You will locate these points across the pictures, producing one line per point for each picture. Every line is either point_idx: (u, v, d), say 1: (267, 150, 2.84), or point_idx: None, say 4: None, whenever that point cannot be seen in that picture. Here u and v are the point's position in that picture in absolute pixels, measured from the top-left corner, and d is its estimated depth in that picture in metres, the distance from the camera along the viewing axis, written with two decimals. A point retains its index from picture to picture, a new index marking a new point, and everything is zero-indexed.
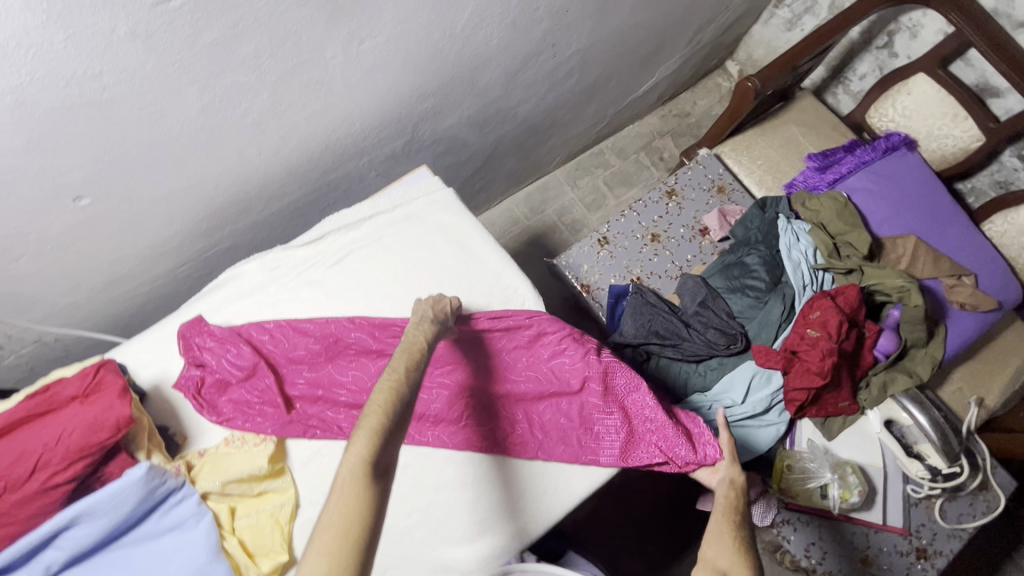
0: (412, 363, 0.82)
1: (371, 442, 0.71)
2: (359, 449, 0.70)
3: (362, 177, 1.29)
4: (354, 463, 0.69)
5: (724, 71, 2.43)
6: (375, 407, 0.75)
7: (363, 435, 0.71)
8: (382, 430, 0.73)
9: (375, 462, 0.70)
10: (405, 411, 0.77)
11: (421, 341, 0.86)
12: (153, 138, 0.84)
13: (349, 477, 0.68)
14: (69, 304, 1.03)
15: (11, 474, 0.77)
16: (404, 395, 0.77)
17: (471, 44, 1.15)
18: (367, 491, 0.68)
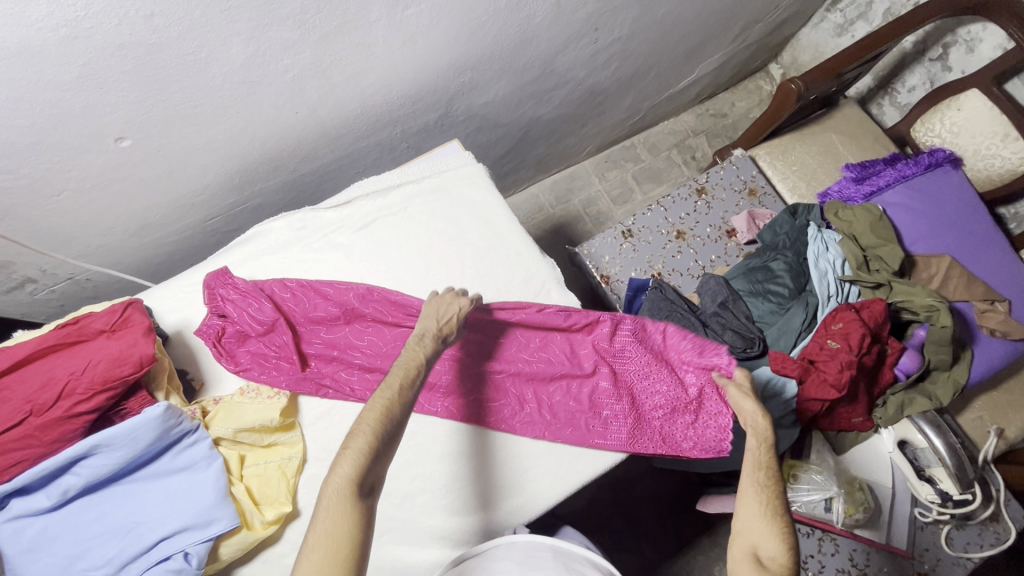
0: (407, 385, 0.82)
1: (357, 462, 0.72)
2: (344, 468, 0.72)
3: (393, 147, 1.30)
4: (339, 484, 0.70)
5: (767, 73, 2.38)
6: (359, 429, 0.75)
7: (351, 455, 0.72)
8: (371, 451, 0.73)
9: (361, 480, 0.71)
10: (394, 431, 0.77)
11: (418, 360, 0.85)
12: (197, 86, 0.85)
13: (337, 496, 0.69)
14: (102, 245, 1.06)
15: (37, 399, 0.80)
16: (394, 416, 0.77)
17: (514, 20, 1.14)
18: (354, 508, 0.69)
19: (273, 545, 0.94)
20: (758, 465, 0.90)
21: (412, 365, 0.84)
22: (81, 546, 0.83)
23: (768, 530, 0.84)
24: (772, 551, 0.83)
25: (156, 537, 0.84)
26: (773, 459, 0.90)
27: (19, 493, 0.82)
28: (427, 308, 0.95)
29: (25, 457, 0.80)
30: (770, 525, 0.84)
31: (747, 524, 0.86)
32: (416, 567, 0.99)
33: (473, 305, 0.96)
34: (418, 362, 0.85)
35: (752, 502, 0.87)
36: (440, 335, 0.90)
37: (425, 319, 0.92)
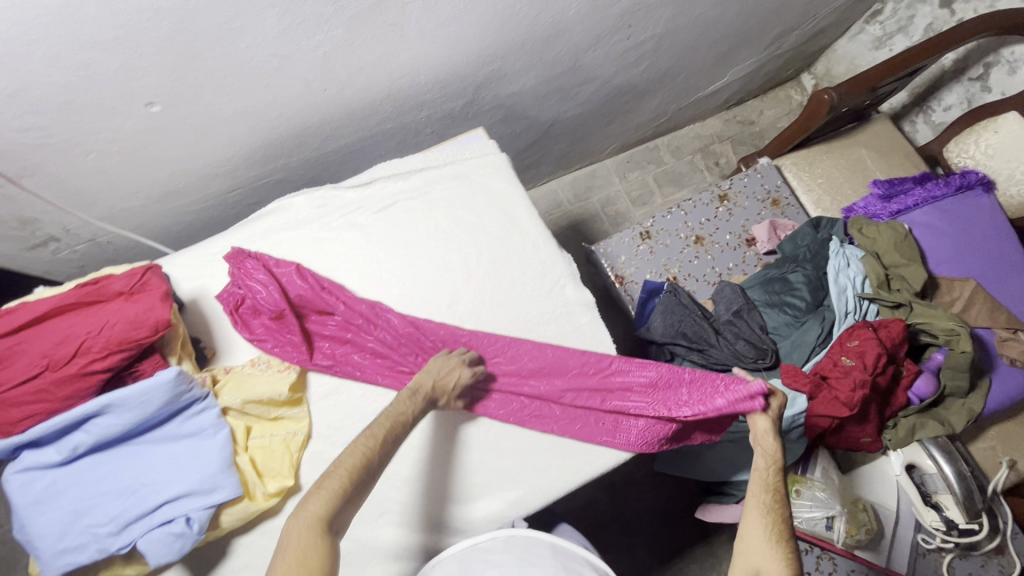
0: (390, 433, 0.84)
1: (329, 501, 0.75)
2: (315, 506, 0.74)
3: (417, 132, 1.31)
4: (308, 518, 0.74)
5: (798, 83, 2.34)
6: (337, 469, 0.78)
7: (324, 493, 0.75)
8: (344, 493, 0.76)
9: (330, 519, 0.75)
10: (370, 478, 0.80)
11: (405, 408, 0.88)
12: (229, 55, 0.85)
13: (308, 532, 0.73)
14: (125, 209, 1.07)
15: (54, 355, 0.81)
16: (373, 464, 0.81)
17: (548, 11, 1.13)
18: (321, 545, 0.72)
19: (273, 517, 0.95)
20: (766, 487, 0.93)
21: (402, 414, 0.87)
22: (88, 502, 0.84)
23: (772, 554, 0.87)
24: None
25: (161, 499, 0.85)
26: (781, 483, 0.94)
27: (31, 445, 0.83)
28: (431, 364, 0.98)
29: (39, 411, 0.81)
30: (774, 549, 0.87)
31: (749, 546, 0.89)
32: (412, 551, 0.99)
33: (473, 375, 0.98)
34: (399, 413, 0.87)
35: (757, 523, 0.89)
36: (433, 394, 0.94)
37: (423, 373, 0.95)
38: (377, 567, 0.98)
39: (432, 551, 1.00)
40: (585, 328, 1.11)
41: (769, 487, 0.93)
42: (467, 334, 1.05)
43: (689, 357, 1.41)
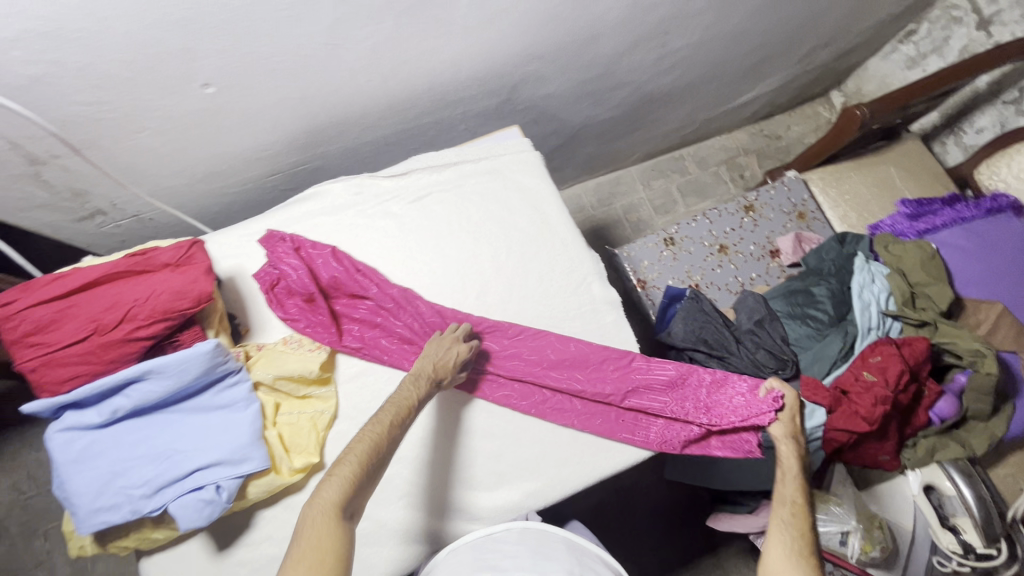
0: (398, 422, 0.86)
1: (341, 489, 0.78)
2: (331, 493, 0.77)
3: (451, 128, 1.34)
4: (324, 507, 0.76)
5: (827, 100, 2.34)
6: (352, 456, 0.81)
7: (336, 481, 0.78)
8: (355, 480, 0.79)
9: (344, 505, 0.77)
10: (381, 462, 0.83)
11: (413, 396, 0.89)
12: (284, 41, 0.88)
13: (324, 518, 0.75)
14: (170, 187, 1.11)
15: (102, 320, 0.84)
16: (382, 451, 0.83)
17: (589, 14, 1.15)
18: (336, 531, 0.75)
19: (296, 492, 0.98)
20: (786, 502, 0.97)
21: (408, 401, 0.89)
22: (123, 465, 0.86)
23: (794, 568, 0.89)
24: None
25: (193, 467, 0.88)
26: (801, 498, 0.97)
27: (73, 407, 0.86)
28: (427, 347, 0.98)
29: (84, 373, 0.84)
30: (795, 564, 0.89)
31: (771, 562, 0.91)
32: (429, 535, 1.01)
33: (470, 351, 0.99)
34: (403, 405, 0.88)
35: (777, 537, 0.92)
36: (435, 379, 0.94)
37: (422, 359, 0.95)
38: (394, 549, 1.00)
39: (448, 536, 1.02)
40: (609, 326, 1.12)
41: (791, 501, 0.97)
42: (495, 323, 1.08)
43: (709, 363, 1.42)
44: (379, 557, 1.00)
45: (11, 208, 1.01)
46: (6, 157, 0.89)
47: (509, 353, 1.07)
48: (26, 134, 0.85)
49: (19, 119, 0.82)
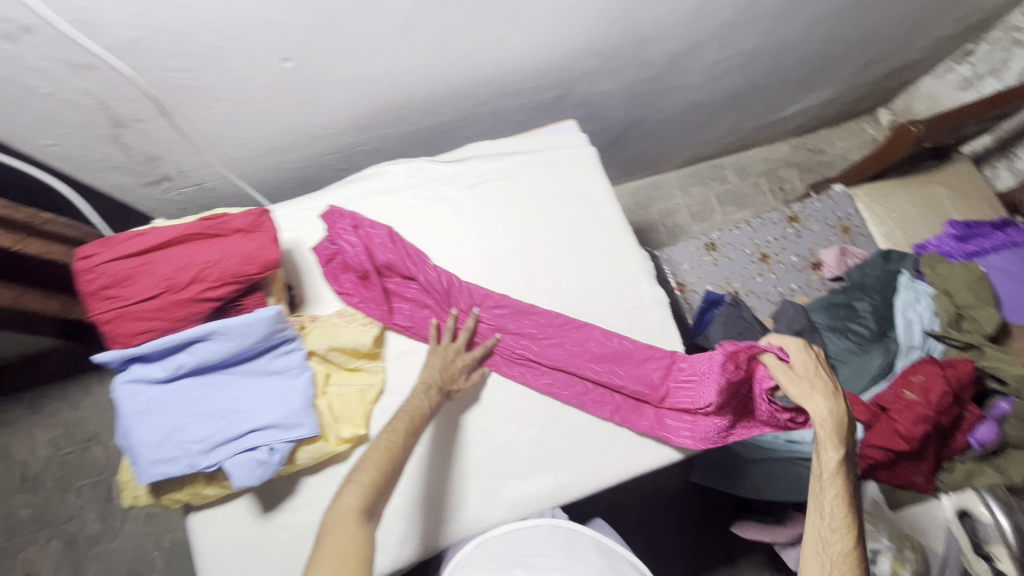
0: (411, 431, 0.88)
1: (360, 492, 0.77)
2: (349, 499, 0.76)
3: (505, 119, 1.36)
4: (344, 511, 0.75)
5: (874, 117, 2.31)
6: (367, 462, 0.81)
7: (354, 486, 0.77)
8: (374, 483, 0.79)
9: (366, 509, 0.76)
10: (398, 469, 0.83)
11: (421, 406, 0.92)
12: (364, 21, 0.90)
13: (348, 522, 0.74)
14: (235, 159, 1.14)
15: (175, 278, 0.87)
16: (398, 458, 0.83)
17: (656, 13, 1.15)
18: (357, 535, 0.73)
19: (339, 462, 1.00)
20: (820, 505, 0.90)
21: (415, 413, 0.90)
22: (182, 420, 0.89)
23: None
24: None
25: (248, 428, 0.91)
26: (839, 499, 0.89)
27: (139, 360, 0.90)
28: (431, 357, 1.01)
29: (154, 328, 0.87)
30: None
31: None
32: (462, 514, 1.01)
33: (472, 362, 1.03)
34: (409, 418, 0.90)
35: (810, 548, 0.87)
36: (445, 388, 0.98)
37: (429, 369, 0.98)
38: (426, 526, 1.00)
39: (480, 519, 1.01)
40: (655, 324, 1.12)
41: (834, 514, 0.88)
42: (540, 311, 1.09)
43: None
44: (411, 533, 0.99)
45: (86, 167, 1.05)
46: (92, 116, 0.92)
47: (554, 342, 1.08)
48: (115, 96, 0.89)
49: (112, 80, 0.86)
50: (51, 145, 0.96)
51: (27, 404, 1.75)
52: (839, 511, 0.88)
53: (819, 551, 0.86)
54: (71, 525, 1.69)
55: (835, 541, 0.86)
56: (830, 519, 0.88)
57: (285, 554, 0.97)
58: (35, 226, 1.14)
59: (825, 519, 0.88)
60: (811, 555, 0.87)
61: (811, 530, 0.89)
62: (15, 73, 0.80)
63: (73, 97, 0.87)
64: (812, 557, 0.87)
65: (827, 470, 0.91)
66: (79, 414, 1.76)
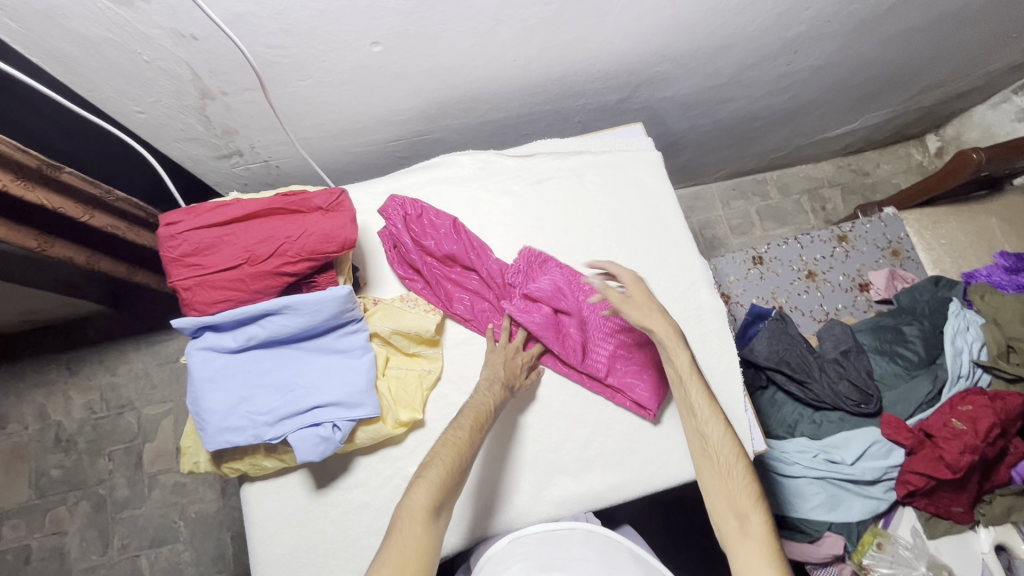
0: (480, 432, 0.88)
1: (431, 492, 0.78)
2: (421, 497, 0.78)
3: (567, 119, 1.36)
4: (414, 511, 0.77)
5: (922, 143, 2.29)
6: (438, 459, 0.82)
7: (423, 485, 0.79)
8: (443, 482, 0.80)
9: (434, 509, 0.78)
10: (467, 467, 0.84)
11: (490, 402, 0.92)
12: (456, 12, 0.91)
13: (417, 523, 0.76)
14: (306, 139, 1.15)
15: (255, 251, 0.88)
16: (466, 455, 0.84)
17: (733, 22, 1.15)
18: (424, 535, 0.75)
19: (394, 445, 1.01)
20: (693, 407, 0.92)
21: (482, 411, 0.90)
22: (249, 391, 0.91)
23: (725, 475, 0.86)
24: (742, 499, 0.84)
25: (312, 403, 0.92)
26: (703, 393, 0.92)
27: (211, 328, 0.91)
28: (491, 355, 1.02)
29: (233, 298, 0.89)
30: (728, 473, 0.86)
31: (707, 479, 0.88)
32: (511, 507, 1.02)
33: (533, 358, 1.04)
34: (475, 418, 0.89)
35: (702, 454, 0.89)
36: (508, 383, 0.98)
37: (491, 367, 0.99)
38: (473, 515, 1.00)
39: (527, 513, 1.01)
40: (712, 334, 1.12)
41: (699, 406, 0.92)
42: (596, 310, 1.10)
43: (789, 385, 1.43)
44: (461, 520, 1.00)
45: (166, 136, 1.07)
46: (183, 86, 0.94)
47: (604, 338, 1.09)
48: (210, 68, 0.91)
49: (211, 53, 0.88)
50: (138, 112, 0.99)
51: (65, 366, 1.75)
52: (704, 402, 0.91)
53: (706, 450, 0.89)
54: (100, 488, 1.71)
55: (709, 429, 0.90)
56: (700, 414, 0.91)
57: (334, 532, 0.97)
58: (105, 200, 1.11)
59: (697, 417, 0.91)
60: (698, 450, 0.90)
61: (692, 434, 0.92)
62: (123, 38, 0.83)
63: (171, 66, 0.89)
64: (701, 454, 0.90)
65: (683, 372, 0.93)
66: (114, 380, 1.76)
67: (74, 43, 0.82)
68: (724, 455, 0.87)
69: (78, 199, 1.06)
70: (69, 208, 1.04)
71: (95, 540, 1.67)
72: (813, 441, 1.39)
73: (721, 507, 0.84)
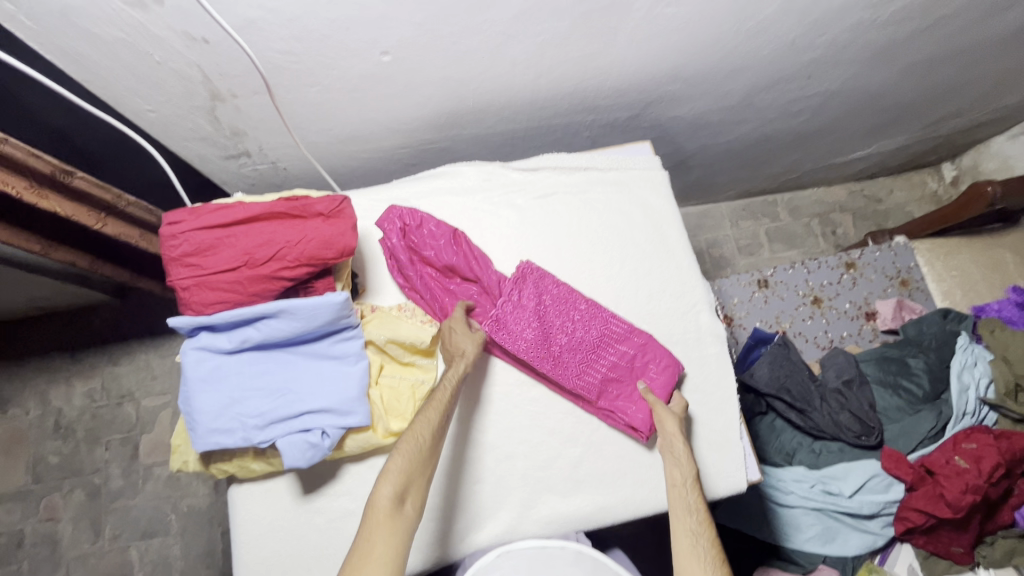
0: (440, 415, 0.88)
1: (395, 484, 0.80)
2: (384, 490, 0.79)
3: (577, 133, 1.36)
4: (380, 505, 0.78)
5: (937, 171, 2.25)
6: (399, 452, 0.83)
7: (391, 478, 0.80)
8: (407, 474, 0.81)
9: (399, 499, 0.79)
10: (432, 455, 0.85)
11: (451, 381, 0.93)
12: (465, 25, 0.91)
13: (382, 515, 0.77)
14: (314, 143, 1.16)
15: (254, 255, 0.88)
16: (428, 445, 0.85)
17: (746, 46, 1.14)
18: (393, 524, 0.77)
19: (383, 454, 1.00)
20: (687, 507, 0.89)
21: (442, 400, 0.90)
22: (241, 393, 0.91)
23: None
24: None
25: (304, 409, 0.92)
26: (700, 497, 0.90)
27: (208, 329, 0.92)
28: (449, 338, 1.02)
29: (230, 300, 0.89)
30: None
31: None
32: (497, 523, 1.02)
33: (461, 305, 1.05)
34: (439, 410, 0.89)
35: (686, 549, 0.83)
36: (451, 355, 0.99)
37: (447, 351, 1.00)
38: (458, 529, 1.01)
39: (513, 532, 1.01)
40: (710, 359, 1.10)
41: (695, 509, 0.88)
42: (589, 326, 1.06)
43: (788, 413, 1.40)
44: (447, 534, 1.00)
45: (176, 135, 1.08)
46: (194, 88, 0.95)
47: (596, 356, 1.05)
48: (221, 70, 0.92)
49: (221, 56, 0.88)
50: (149, 110, 1.01)
51: (69, 353, 1.77)
52: (697, 504, 0.89)
53: (693, 544, 0.83)
54: (95, 477, 1.72)
55: (699, 529, 0.85)
56: (693, 514, 0.88)
57: (318, 539, 0.97)
58: (117, 208, 1.15)
59: (688, 515, 0.87)
60: (683, 545, 0.84)
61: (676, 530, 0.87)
62: (135, 39, 0.84)
63: (183, 68, 0.90)
64: (687, 549, 0.83)
65: (688, 482, 0.92)
66: (116, 369, 1.77)
67: (89, 42, 0.84)
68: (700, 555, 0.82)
69: (89, 204, 1.10)
70: (79, 214, 1.08)
71: (87, 529, 1.68)
72: (811, 471, 1.37)
73: None
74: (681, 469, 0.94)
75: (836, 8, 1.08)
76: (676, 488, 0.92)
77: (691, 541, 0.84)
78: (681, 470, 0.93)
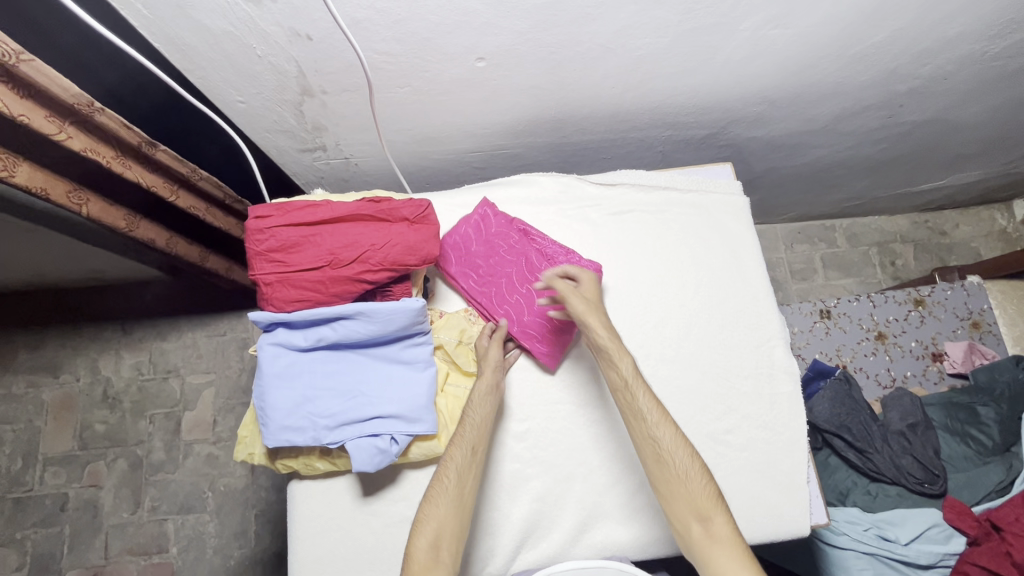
0: (467, 453, 0.91)
1: (428, 537, 0.85)
2: (421, 541, 0.85)
3: (650, 147, 1.32)
4: (417, 556, 0.84)
5: (1008, 207, 2.16)
6: (428, 501, 0.88)
7: (423, 529, 0.86)
8: (439, 525, 0.86)
9: (436, 552, 0.84)
10: (464, 501, 0.89)
11: (478, 416, 0.94)
12: (567, 36, 0.89)
13: (419, 568, 0.83)
14: (390, 143, 1.15)
15: (338, 256, 0.88)
16: (460, 493, 0.89)
17: (844, 72, 1.09)
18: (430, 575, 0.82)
19: None
20: (635, 410, 0.91)
21: (468, 439, 0.92)
22: (312, 392, 0.92)
23: (689, 481, 0.87)
24: (706, 503, 0.86)
25: (372, 413, 0.91)
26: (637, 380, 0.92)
27: (284, 325, 0.92)
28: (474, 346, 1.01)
29: (311, 299, 0.89)
30: (692, 477, 0.88)
31: (667, 493, 0.88)
32: (553, 544, 1.01)
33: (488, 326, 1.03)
34: (466, 447, 0.91)
35: (653, 459, 0.89)
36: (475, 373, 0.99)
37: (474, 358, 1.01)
38: (513, 546, 1.00)
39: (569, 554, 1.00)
40: (782, 397, 1.07)
41: (645, 412, 0.90)
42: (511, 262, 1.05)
43: (846, 452, 1.36)
44: (502, 551, 1.00)
45: (260, 126, 1.09)
46: (287, 83, 0.95)
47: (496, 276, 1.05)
48: (316, 67, 0.91)
49: (321, 53, 0.88)
50: (239, 102, 1.01)
51: (121, 327, 1.81)
52: (650, 404, 0.91)
53: (656, 451, 0.89)
54: (138, 448, 1.75)
55: (660, 433, 0.89)
56: (648, 416, 0.90)
57: (374, 542, 0.97)
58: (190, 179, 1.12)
59: (644, 421, 0.90)
60: (652, 458, 0.89)
61: (637, 438, 0.91)
62: (241, 32, 0.84)
63: (280, 62, 0.90)
64: (653, 458, 0.89)
65: (629, 379, 0.92)
66: (165, 345, 1.81)
67: (194, 33, 0.84)
68: (675, 458, 0.88)
69: (168, 177, 1.10)
70: (160, 186, 1.08)
71: (127, 499, 1.72)
72: (866, 514, 1.31)
73: (683, 513, 0.87)
74: (615, 359, 0.92)
75: (946, 39, 1.03)
76: (622, 395, 0.92)
77: (655, 453, 0.89)
78: (614, 362, 0.92)
